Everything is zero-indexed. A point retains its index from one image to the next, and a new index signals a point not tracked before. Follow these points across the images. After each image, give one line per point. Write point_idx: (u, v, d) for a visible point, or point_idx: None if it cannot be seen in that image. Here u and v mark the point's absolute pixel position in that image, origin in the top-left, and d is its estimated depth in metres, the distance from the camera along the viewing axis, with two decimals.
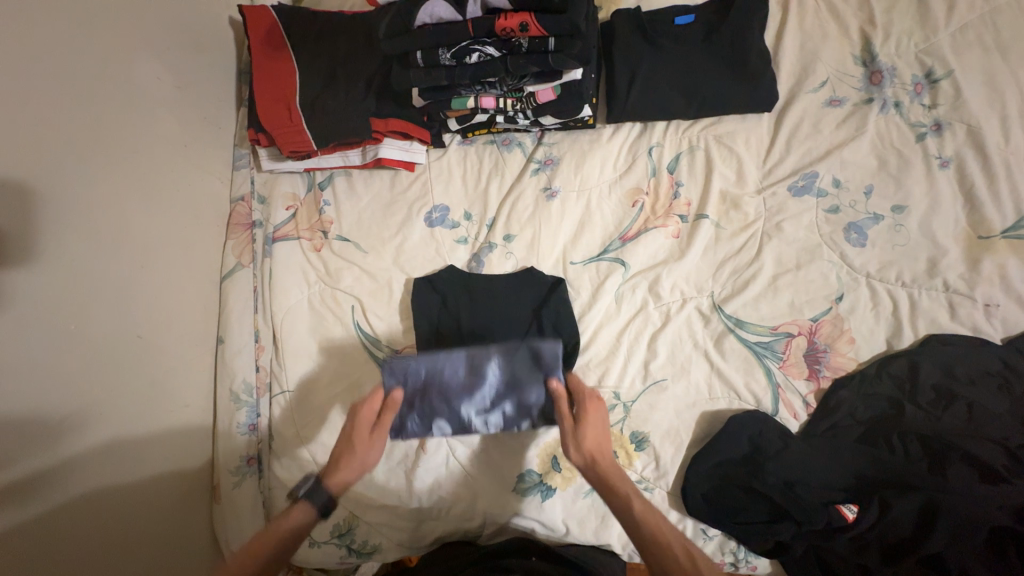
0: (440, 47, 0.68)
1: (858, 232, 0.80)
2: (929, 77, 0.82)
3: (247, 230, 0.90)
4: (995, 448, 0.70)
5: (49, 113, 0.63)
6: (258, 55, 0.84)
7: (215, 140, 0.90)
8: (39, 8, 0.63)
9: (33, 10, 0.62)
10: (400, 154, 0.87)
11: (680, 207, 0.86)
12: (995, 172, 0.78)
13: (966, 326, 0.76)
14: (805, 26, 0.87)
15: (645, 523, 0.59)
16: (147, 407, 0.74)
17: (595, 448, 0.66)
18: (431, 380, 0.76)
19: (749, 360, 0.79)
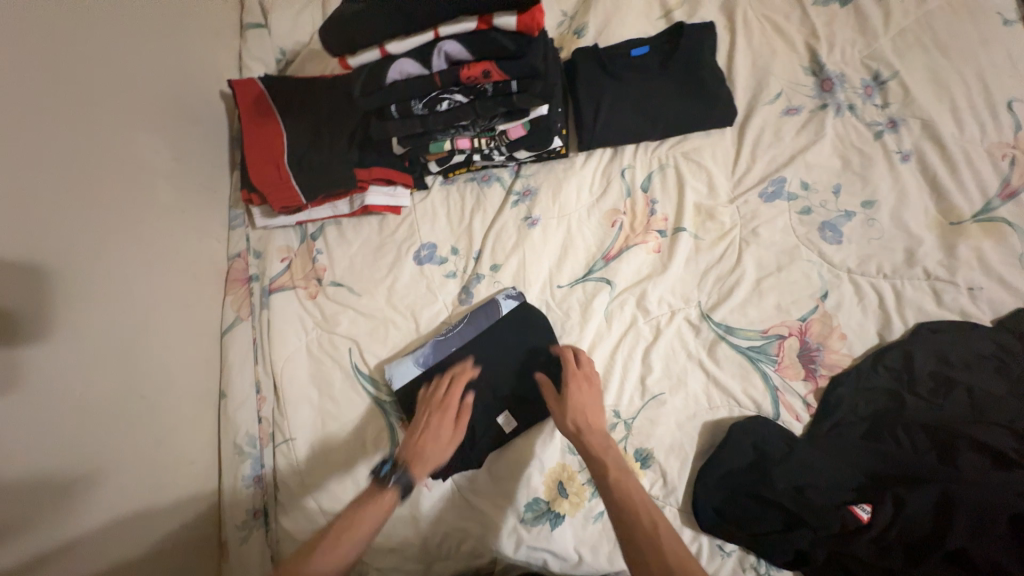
0: (411, 99, 0.72)
1: (833, 230, 0.83)
2: (878, 79, 0.87)
3: (245, 285, 0.93)
4: (1004, 433, 0.69)
5: (56, 192, 0.68)
6: (247, 121, 0.90)
7: (210, 203, 0.94)
8: (48, 100, 0.68)
9: (41, 103, 0.67)
10: (386, 199, 0.92)
11: (658, 223, 0.89)
12: (955, 160, 0.81)
13: (954, 312, 0.77)
14: (753, 45, 0.92)
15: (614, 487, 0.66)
16: (151, 471, 0.75)
17: (581, 422, 0.73)
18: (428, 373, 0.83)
19: (743, 365, 0.80)
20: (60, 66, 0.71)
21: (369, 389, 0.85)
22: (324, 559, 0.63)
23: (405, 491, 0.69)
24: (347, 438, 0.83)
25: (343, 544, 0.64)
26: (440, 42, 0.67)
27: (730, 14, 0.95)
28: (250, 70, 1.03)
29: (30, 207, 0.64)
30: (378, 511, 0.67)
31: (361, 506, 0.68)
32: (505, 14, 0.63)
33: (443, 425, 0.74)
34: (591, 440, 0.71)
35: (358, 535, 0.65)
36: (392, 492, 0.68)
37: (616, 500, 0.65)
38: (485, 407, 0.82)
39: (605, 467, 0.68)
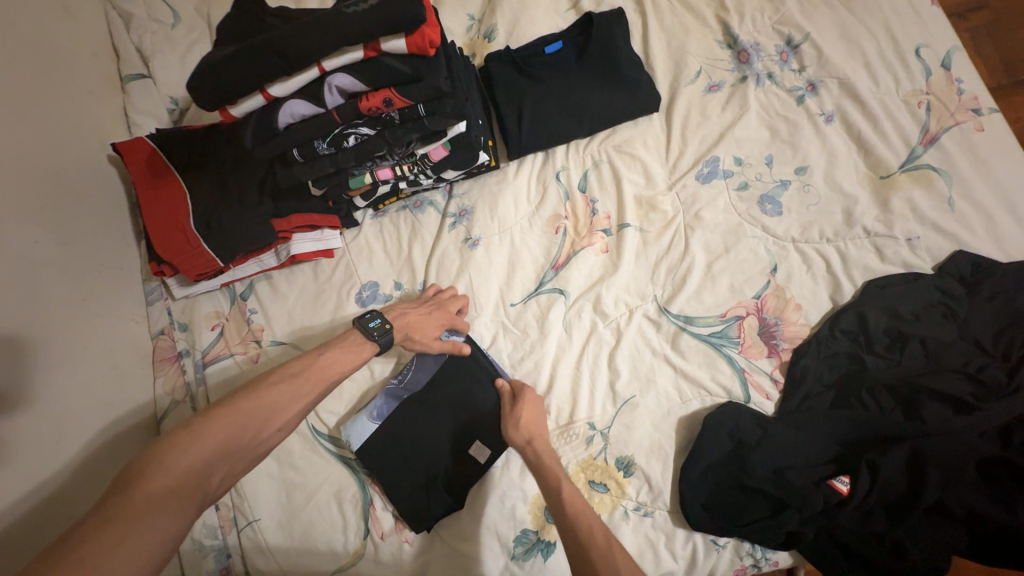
0: (314, 140, 0.66)
1: (772, 202, 0.82)
2: (791, 44, 0.86)
3: (174, 362, 0.85)
4: (961, 379, 0.70)
5: None
6: (142, 186, 0.80)
7: (119, 280, 0.84)
8: None
9: None
10: (314, 245, 0.85)
11: (601, 221, 0.86)
12: (875, 115, 0.81)
13: (897, 265, 0.78)
14: (665, 26, 0.90)
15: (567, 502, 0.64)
16: None
17: (534, 434, 0.72)
18: (387, 427, 0.79)
19: (708, 353, 0.79)
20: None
21: (331, 450, 0.80)
22: (285, 392, 0.62)
23: (383, 349, 0.73)
24: (315, 507, 0.78)
25: (305, 387, 0.64)
26: (329, 77, 0.60)
27: None
28: (139, 126, 0.93)
29: None
30: (352, 353, 0.70)
31: (329, 353, 0.69)
32: (393, 37, 0.57)
33: (439, 317, 0.78)
34: (540, 453, 0.70)
35: (325, 383, 0.66)
36: (371, 346, 0.72)
37: (569, 508, 0.63)
38: (455, 446, 0.78)
39: (551, 470, 0.68)
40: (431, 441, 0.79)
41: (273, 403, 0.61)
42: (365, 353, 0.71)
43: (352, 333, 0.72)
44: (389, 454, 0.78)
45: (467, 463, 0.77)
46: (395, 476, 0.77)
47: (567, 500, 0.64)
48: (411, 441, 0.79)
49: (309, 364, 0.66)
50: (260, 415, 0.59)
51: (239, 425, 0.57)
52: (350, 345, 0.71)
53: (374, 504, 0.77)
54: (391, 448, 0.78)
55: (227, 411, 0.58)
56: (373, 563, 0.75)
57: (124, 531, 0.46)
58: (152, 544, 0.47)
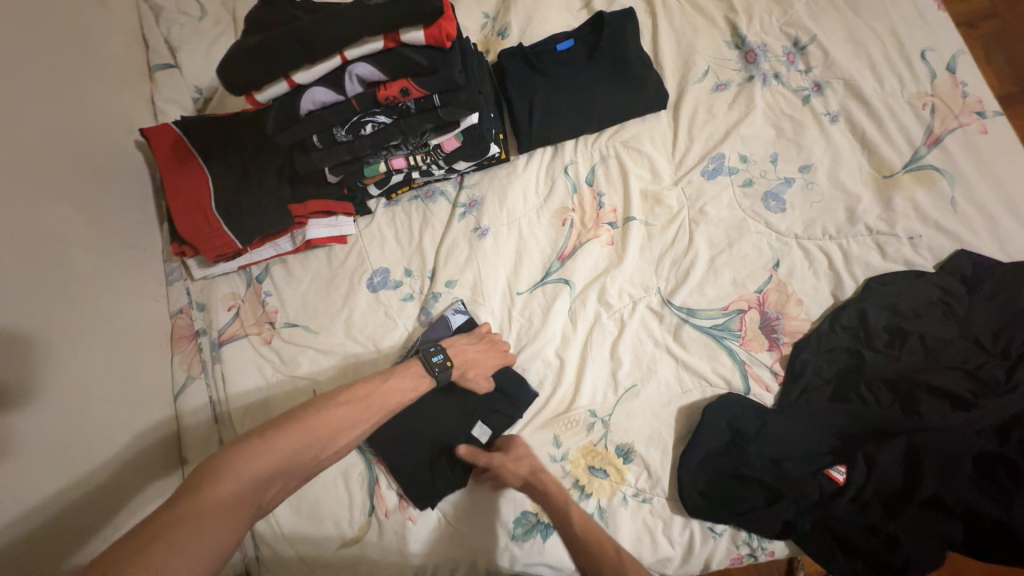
0: (333, 127, 0.69)
1: (776, 199, 0.84)
2: (798, 46, 0.88)
3: (192, 340, 0.87)
4: (958, 374, 0.71)
5: None
6: (167, 171, 0.84)
7: (141, 260, 0.87)
8: None
9: None
10: (329, 231, 0.88)
11: (607, 215, 0.88)
12: (880, 115, 0.83)
13: (898, 263, 0.79)
14: (675, 25, 0.92)
15: (581, 527, 0.69)
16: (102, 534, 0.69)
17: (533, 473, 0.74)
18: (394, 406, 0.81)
19: (709, 345, 0.80)
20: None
21: None
22: (346, 416, 0.66)
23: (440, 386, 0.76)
24: (323, 485, 0.80)
25: (361, 415, 0.68)
26: (350, 66, 0.63)
27: None
28: (165, 115, 0.97)
29: None
30: (412, 384, 0.74)
31: (391, 383, 0.72)
32: (412, 28, 0.60)
33: (495, 360, 0.80)
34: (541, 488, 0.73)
35: (382, 412, 0.70)
36: (431, 381, 0.75)
37: (585, 532, 0.69)
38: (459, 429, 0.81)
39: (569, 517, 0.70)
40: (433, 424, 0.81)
41: (331, 426, 0.65)
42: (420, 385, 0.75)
43: (415, 363, 0.75)
44: (396, 435, 0.80)
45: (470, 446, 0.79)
46: (400, 455, 0.79)
47: (582, 526, 0.69)
48: (417, 421, 0.81)
49: (371, 390, 0.70)
50: (321, 439, 0.63)
51: (307, 440, 0.62)
52: (411, 374, 0.74)
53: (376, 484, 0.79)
54: (397, 429, 0.80)
55: (296, 427, 0.62)
56: (376, 540, 0.77)
57: (195, 533, 0.50)
58: (213, 545, 0.50)
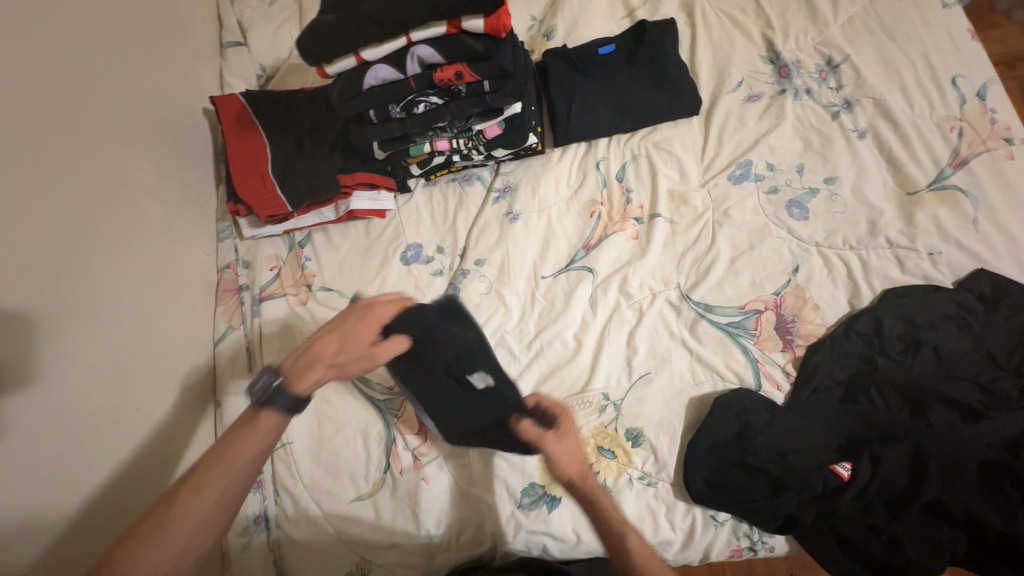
0: (389, 103, 0.74)
1: (799, 207, 0.87)
2: (831, 64, 0.91)
3: (235, 294, 0.93)
4: (969, 387, 0.73)
5: (57, 218, 0.69)
6: (230, 136, 0.91)
7: (197, 215, 0.94)
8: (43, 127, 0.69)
9: (44, 134, 0.69)
10: (370, 203, 0.93)
11: (634, 210, 0.92)
12: (907, 134, 0.86)
13: (917, 277, 0.81)
14: (713, 37, 0.96)
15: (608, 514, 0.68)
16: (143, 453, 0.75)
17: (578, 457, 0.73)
18: None
19: (724, 341, 0.83)
20: (38, 82, 0.69)
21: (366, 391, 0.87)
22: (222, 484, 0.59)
23: (289, 402, 0.65)
24: (343, 439, 0.84)
25: (237, 471, 0.60)
26: (413, 48, 0.69)
27: (689, 10, 0.98)
28: (231, 87, 1.04)
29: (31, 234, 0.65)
30: (278, 408, 0.65)
31: (244, 421, 0.64)
32: (473, 16, 0.65)
33: (362, 332, 0.72)
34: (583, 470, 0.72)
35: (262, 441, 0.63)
36: (276, 404, 0.65)
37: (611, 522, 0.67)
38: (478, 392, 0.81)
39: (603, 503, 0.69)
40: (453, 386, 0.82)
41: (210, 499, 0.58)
42: (291, 408, 0.66)
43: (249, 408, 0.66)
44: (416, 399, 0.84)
45: None
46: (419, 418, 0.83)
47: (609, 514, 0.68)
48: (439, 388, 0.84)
49: (246, 427, 0.63)
50: (203, 503, 0.58)
51: (184, 512, 0.57)
52: (243, 423, 0.64)
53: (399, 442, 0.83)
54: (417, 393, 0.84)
55: (169, 508, 0.57)
56: (391, 497, 0.81)
57: None
58: None
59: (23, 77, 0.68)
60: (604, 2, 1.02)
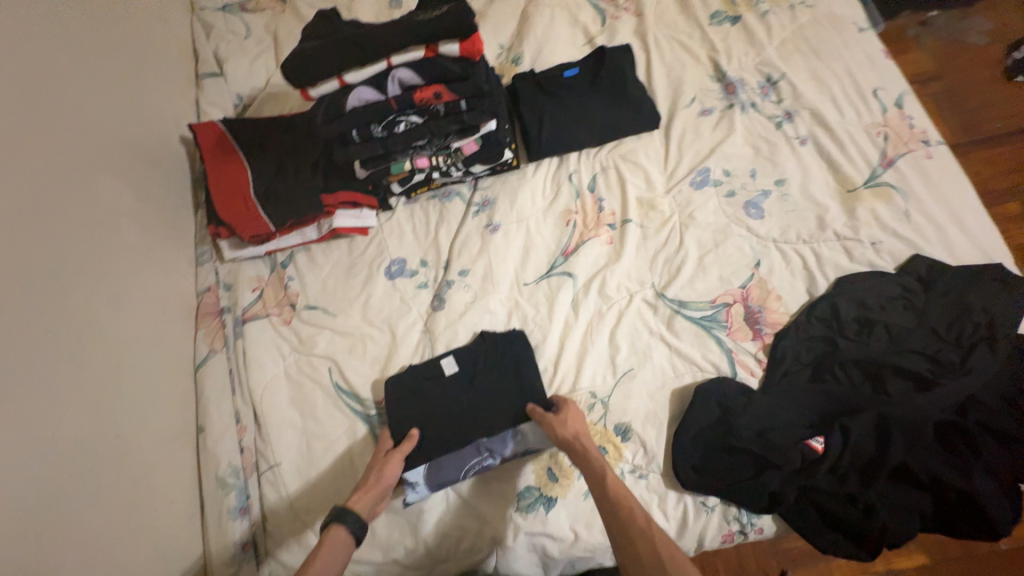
0: (370, 123, 0.77)
1: (755, 207, 0.95)
2: (770, 81, 1.02)
3: (216, 317, 0.92)
4: (920, 358, 0.80)
5: (33, 239, 0.68)
6: (210, 161, 0.92)
7: (175, 240, 0.94)
8: (20, 149, 0.69)
9: (21, 156, 0.68)
10: (352, 221, 0.95)
11: (607, 217, 0.98)
12: (842, 140, 0.96)
13: (863, 264, 0.89)
14: (665, 60, 1.05)
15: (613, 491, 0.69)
16: (125, 482, 0.71)
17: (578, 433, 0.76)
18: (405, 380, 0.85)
19: (699, 334, 0.88)
20: (15, 107, 0.69)
21: (355, 406, 0.86)
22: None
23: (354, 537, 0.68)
24: (333, 457, 0.83)
25: None
26: (394, 71, 0.74)
27: (642, 36, 1.08)
28: (207, 116, 1.06)
29: (8, 254, 0.64)
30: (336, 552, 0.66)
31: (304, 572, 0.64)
32: (449, 42, 0.72)
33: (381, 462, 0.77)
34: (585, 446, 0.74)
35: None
36: (337, 535, 0.68)
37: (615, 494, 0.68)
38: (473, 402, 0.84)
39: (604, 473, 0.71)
40: (461, 407, 0.84)
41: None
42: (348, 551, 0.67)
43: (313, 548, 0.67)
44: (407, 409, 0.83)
45: (478, 423, 0.83)
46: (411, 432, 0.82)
47: (614, 491, 0.69)
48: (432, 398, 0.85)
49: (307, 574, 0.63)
50: None
51: None
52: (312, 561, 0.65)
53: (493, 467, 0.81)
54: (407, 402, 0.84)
55: None
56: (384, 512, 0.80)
57: None
58: None
59: (2, 101, 0.68)
60: (565, 30, 1.11)
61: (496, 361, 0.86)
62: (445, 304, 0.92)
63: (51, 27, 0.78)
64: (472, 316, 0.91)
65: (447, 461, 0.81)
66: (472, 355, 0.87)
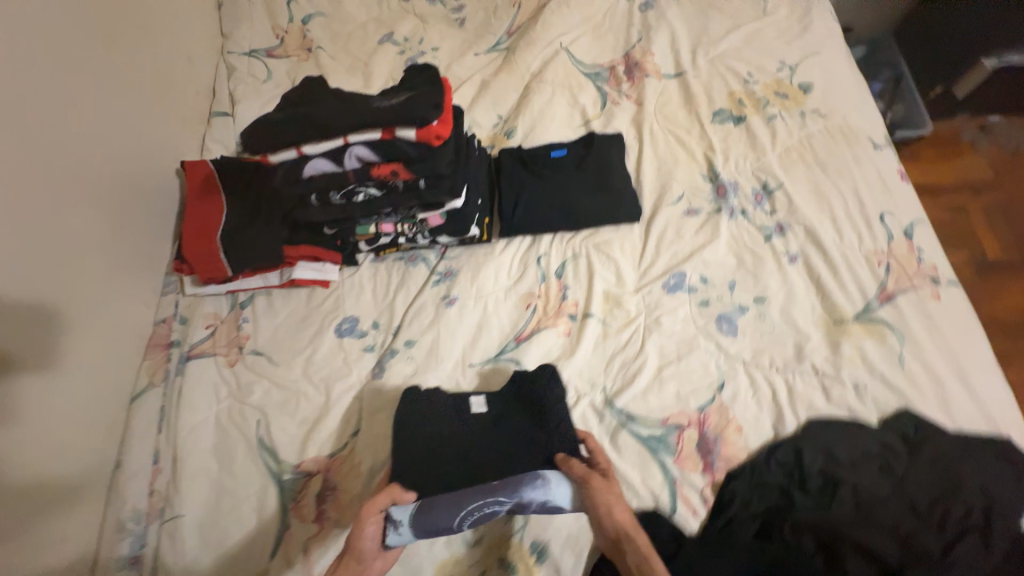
0: (330, 190, 0.78)
1: (728, 323, 0.87)
2: (766, 189, 0.96)
3: (164, 349, 0.93)
4: (891, 539, 0.68)
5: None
6: (192, 198, 0.96)
7: (146, 268, 0.97)
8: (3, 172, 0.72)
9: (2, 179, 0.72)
10: (313, 273, 0.96)
11: (569, 307, 0.93)
12: (837, 264, 0.87)
13: (842, 408, 0.79)
14: (658, 153, 1.02)
15: None
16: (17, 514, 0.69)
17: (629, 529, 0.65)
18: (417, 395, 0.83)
19: (642, 454, 0.80)
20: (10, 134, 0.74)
21: (271, 465, 0.84)
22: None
23: None
24: (235, 519, 0.80)
25: None
26: (351, 147, 0.73)
27: (638, 125, 1.05)
28: (210, 151, 1.12)
29: None
30: None
31: None
32: (406, 126, 0.71)
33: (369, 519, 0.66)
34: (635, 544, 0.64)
35: None
36: None
37: None
38: (490, 448, 0.79)
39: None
40: (495, 447, 0.79)
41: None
42: None
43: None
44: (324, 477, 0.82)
45: None
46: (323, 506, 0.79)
47: None
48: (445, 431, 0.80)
49: None
50: None
51: None
52: None
53: (498, 514, 0.69)
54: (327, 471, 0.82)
55: None
56: None
57: None
58: None
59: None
60: (563, 110, 1.10)
61: (528, 407, 0.81)
62: (384, 374, 0.89)
63: (71, 63, 0.85)
64: (406, 392, 0.87)
65: (440, 516, 0.68)
66: (505, 395, 0.84)
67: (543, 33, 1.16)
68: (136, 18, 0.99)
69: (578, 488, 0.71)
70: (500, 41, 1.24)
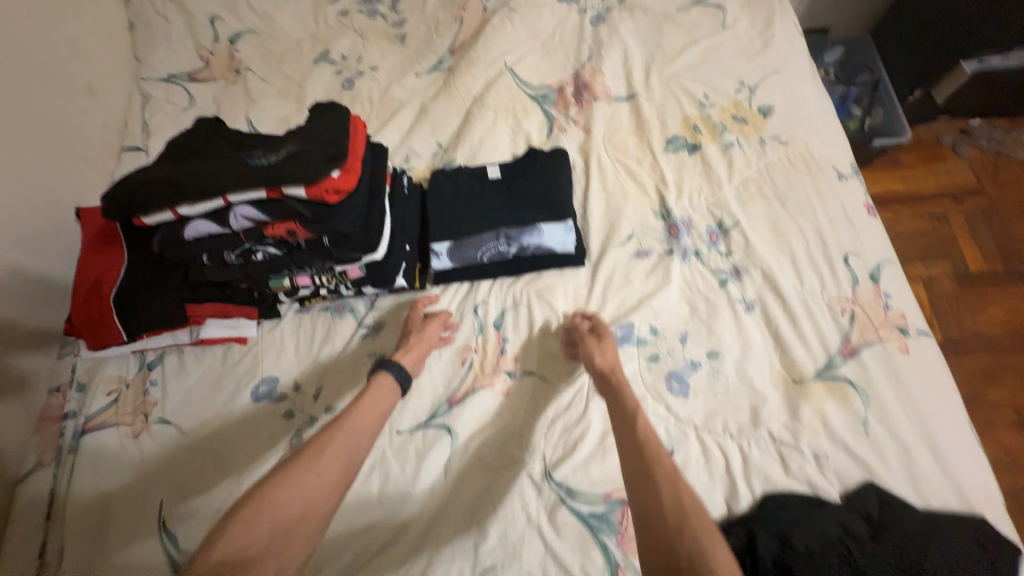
0: (223, 250, 0.72)
1: (679, 381, 0.78)
2: (722, 227, 0.88)
3: (57, 423, 0.85)
4: None
5: None
6: (86, 250, 0.86)
7: (37, 331, 0.89)
8: None
9: None
10: (225, 331, 0.87)
11: (507, 362, 0.84)
12: (796, 313, 0.80)
13: (801, 482, 0.70)
14: (607, 187, 0.93)
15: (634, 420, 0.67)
16: None
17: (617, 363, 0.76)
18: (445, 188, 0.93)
19: (582, 536, 0.71)
20: None
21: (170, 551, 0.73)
22: (304, 491, 0.59)
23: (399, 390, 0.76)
24: None
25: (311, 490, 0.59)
26: (235, 206, 0.66)
27: (586, 154, 0.96)
28: None
29: None
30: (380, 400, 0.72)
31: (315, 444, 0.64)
32: (294, 184, 0.64)
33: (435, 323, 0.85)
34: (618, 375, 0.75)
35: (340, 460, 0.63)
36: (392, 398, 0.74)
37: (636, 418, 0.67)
38: (507, 217, 0.89)
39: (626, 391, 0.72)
40: (494, 204, 0.91)
41: (281, 507, 0.57)
42: (393, 398, 0.74)
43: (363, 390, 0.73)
44: None
45: None
46: None
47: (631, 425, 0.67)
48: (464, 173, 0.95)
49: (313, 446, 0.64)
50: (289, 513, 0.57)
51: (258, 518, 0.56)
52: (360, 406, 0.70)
53: (508, 254, 0.89)
54: None
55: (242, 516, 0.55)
56: None
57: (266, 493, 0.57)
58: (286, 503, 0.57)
59: None
60: (505, 138, 1.01)
61: (536, 176, 0.93)
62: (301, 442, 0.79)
63: None
64: None
65: (464, 245, 0.88)
66: (513, 168, 0.95)
67: (484, 53, 1.07)
68: (18, 55, 0.90)
69: (568, 237, 0.88)
70: (442, 60, 1.15)
